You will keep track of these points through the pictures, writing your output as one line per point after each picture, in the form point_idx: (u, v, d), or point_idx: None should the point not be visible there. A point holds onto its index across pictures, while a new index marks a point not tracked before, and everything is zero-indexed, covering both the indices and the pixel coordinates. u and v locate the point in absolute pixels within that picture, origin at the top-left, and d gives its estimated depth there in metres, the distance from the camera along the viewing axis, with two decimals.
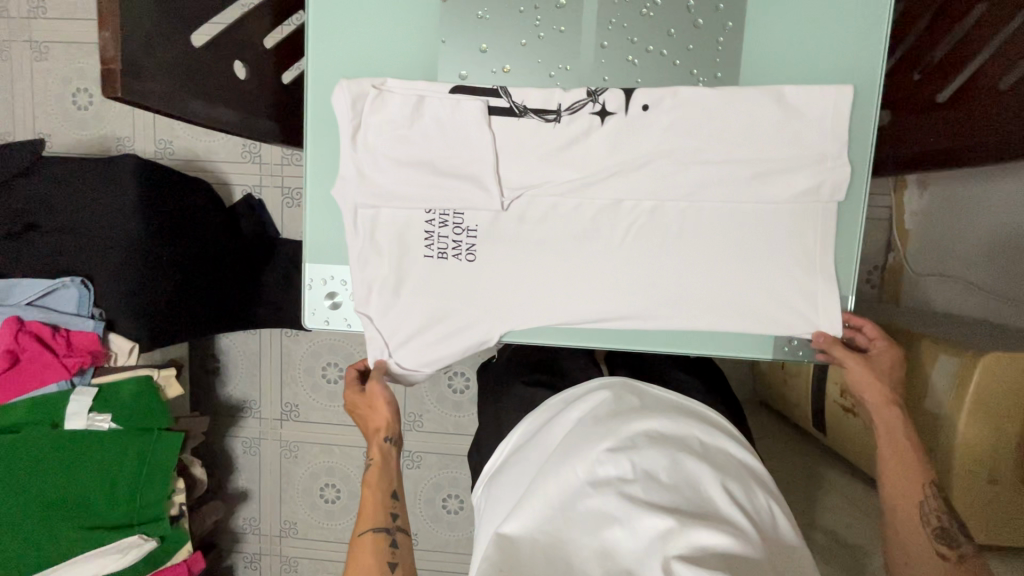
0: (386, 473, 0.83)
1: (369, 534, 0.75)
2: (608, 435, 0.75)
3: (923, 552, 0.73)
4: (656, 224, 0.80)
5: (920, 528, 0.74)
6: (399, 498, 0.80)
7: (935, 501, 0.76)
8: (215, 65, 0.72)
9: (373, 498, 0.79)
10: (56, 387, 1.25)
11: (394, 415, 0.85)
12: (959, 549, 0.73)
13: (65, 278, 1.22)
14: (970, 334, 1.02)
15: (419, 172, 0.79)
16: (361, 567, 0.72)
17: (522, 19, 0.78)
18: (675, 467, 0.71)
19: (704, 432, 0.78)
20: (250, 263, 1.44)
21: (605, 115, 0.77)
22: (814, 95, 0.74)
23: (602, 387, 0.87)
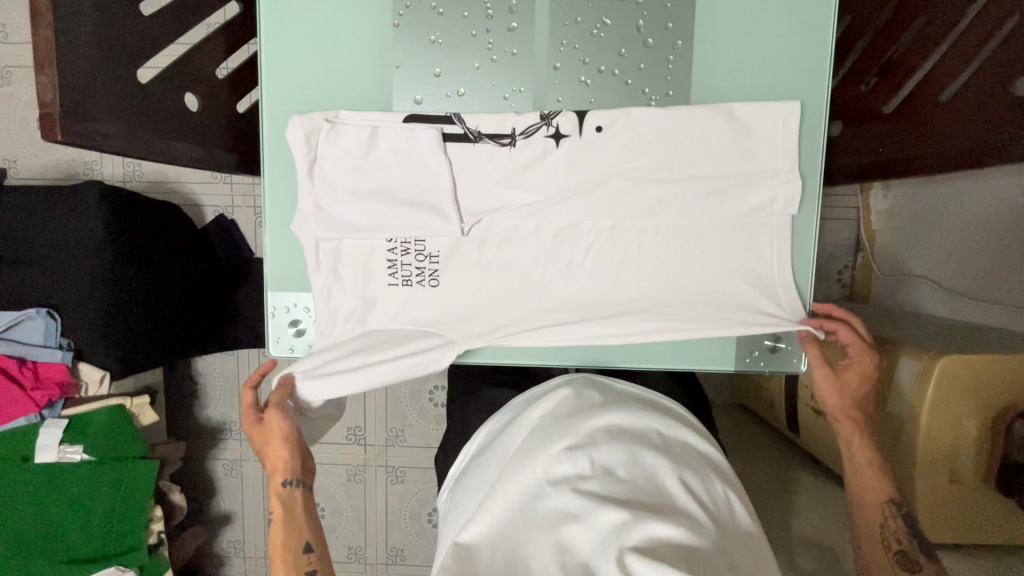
0: (293, 524, 0.77)
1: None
2: (567, 433, 0.76)
3: (885, 566, 0.79)
4: (613, 243, 0.81)
5: (882, 547, 0.80)
6: (313, 549, 0.77)
7: (894, 519, 0.81)
8: (166, 100, 0.71)
9: (283, 566, 0.75)
10: (26, 420, 1.22)
11: (298, 461, 0.79)
12: (920, 569, 0.78)
13: (31, 309, 1.20)
14: (933, 335, 1.02)
15: (378, 200, 0.80)
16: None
17: (475, 42, 0.79)
18: (633, 462, 0.72)
19: (665, 424, 0.79)
20: (222, 286, 1.42)
21: (559, 138, 0.78)
22: (760, 115, 0.76)
23: (563, 383, 0.87)
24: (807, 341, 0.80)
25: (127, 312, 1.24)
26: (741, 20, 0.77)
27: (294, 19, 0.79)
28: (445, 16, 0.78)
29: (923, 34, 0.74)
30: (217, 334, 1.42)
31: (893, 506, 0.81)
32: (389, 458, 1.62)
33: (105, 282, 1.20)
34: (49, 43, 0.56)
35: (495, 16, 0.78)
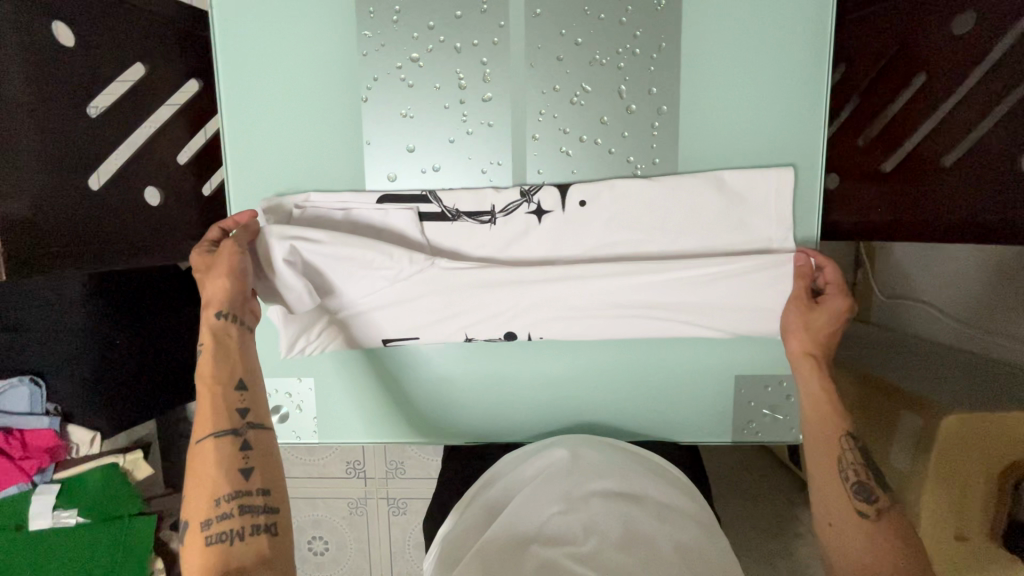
0: (226, 360, 0.65)
1: (211, 442, 0.61)
2: (559, 498, 0.69)
3: (841, 506, 0.67)
4: (607, 314, 0.76)
5: (838, 483, 0.67)
6: (247, 389, 0.65)
7: (851, 453, 0.69)
8: (125, 202, 0.68)
9: (210, 396, 0.63)
10: (17, 488, 1.16)
11: (241, 288, 0.67)
12: (876, 503, 0.66)
13: (13, 377, 1.06)
14: (937, 381, 0.95)
15: (351, 268, 0.75)
16: (203, 479, 0.59)
17: (449, 114, 0.74)
18: (629, 531, 0.65)
19: (660, 485, 0.72)
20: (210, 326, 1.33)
21: (541, 214, 0.75)
22: (750, 184, 0.72)
23: (558, 443, 0.78)
24: (801, 274, 0.71)
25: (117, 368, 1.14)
26: (726, 83, 0.72)
27: (257, 98, 0.75)
28: (416, 88, 0.74)
29: (926, 92, 0.70)
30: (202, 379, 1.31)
31: (850, 440, 0.69)
32: (389, 491, 1.44)
33: (92, 343, 1.09)
34: None
35: (468, 86, 0.74)
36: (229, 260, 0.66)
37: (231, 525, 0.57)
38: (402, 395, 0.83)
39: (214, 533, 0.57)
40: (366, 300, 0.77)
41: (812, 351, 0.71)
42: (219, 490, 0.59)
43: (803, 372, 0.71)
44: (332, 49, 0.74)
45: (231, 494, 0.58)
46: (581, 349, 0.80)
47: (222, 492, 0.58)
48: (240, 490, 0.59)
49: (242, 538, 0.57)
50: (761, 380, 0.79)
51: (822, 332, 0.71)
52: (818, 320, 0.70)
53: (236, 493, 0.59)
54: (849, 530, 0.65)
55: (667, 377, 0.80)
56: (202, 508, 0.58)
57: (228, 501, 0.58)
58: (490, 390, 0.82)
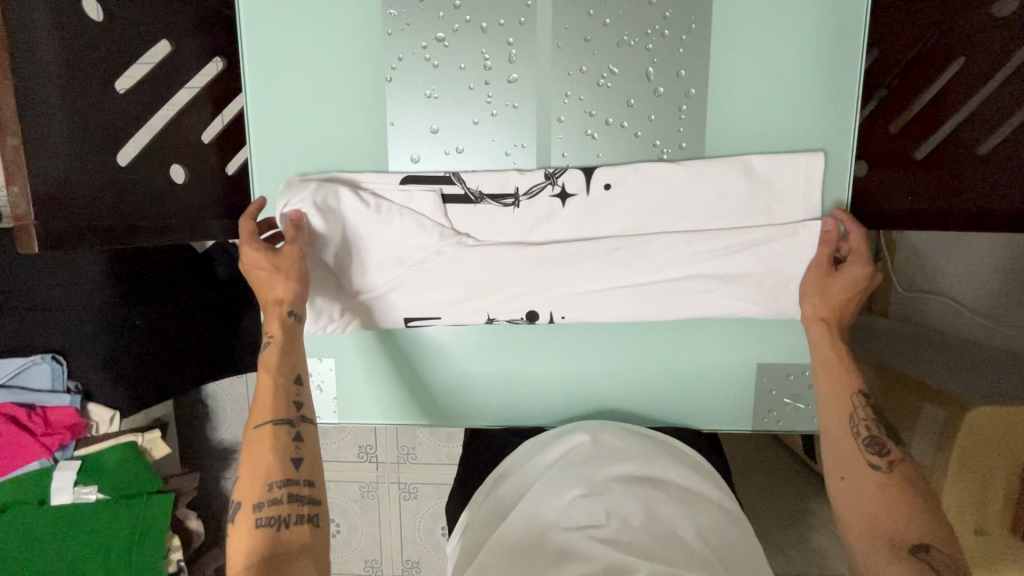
0: (289, 355, 0.68)
1: (268, 429, 0.63)
2: (581, 480, 0.69)
3: (858, 462, 0.65)
4: (627, 299, 0.76)
5: (849, 438, 0.67)
6: (303, 385, 0.68)
7: (865, 410, 0.68)
8: (153, 178, 0.69)
9: (273, 387, 0.65)
10: (38, 465, 1.15)
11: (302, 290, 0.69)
12: (889, 456, 0.65)
13: (37, 355, 1.09)
14: (949, 369, 0.97)
15: (374, 240, 0.75)
16: (257, 464, 0.61)
17: (473, 96, 0.74)
18: (650, 515, 0.65)
19: (682, 470, 0.72)
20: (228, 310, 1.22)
21: (566, 198, 0.74)
22: (778, 170, 0.71)
23: (578, 428, 0.77)
24: (828, 239, 0.70)
25: (132, 352, 1.11)
26: (755, 66, 0.71)
27: (281, 76, 0.74)
28: (440, 69, 0.73)
29: (963, 78, 0.68)
30: (227, 358, 1.23)
31: (863, 399, 0.68)
32: (401, 475, 1.44)
33: (111, 323, 1.09)
34: (17, 151, 0.53)
35: (493, 67, 0.73)
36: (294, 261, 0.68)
37: (281, 512, 0.58)
38: (422, 378, 0.83)
39: (265, 519, 0.58)
40: (390, 275, 0.77)
41: (828, 316, 0.70)
42: (272, 476, 0.60)
43: (815, 337, 0.70)
44: (357, 28, 0.73)
45: (283, 481, 0.60)
46: (602, 334, 0.80)
47: (275, 479, 0.60)
48: (290, 478, 0.61)
49: (289, 527, 0.58)
50: (784, 369, 0.79)
51: (841, 297, 0.69)
52: (837, 288, 0.69)
53: (287, 482, 0.60)
54: (866, 485, 0.64)
55: (688, 364, 0.80)
56: (255, 491, 0.59)
57: (279, 488, 0.59)
58: (509, 374, 0.82)
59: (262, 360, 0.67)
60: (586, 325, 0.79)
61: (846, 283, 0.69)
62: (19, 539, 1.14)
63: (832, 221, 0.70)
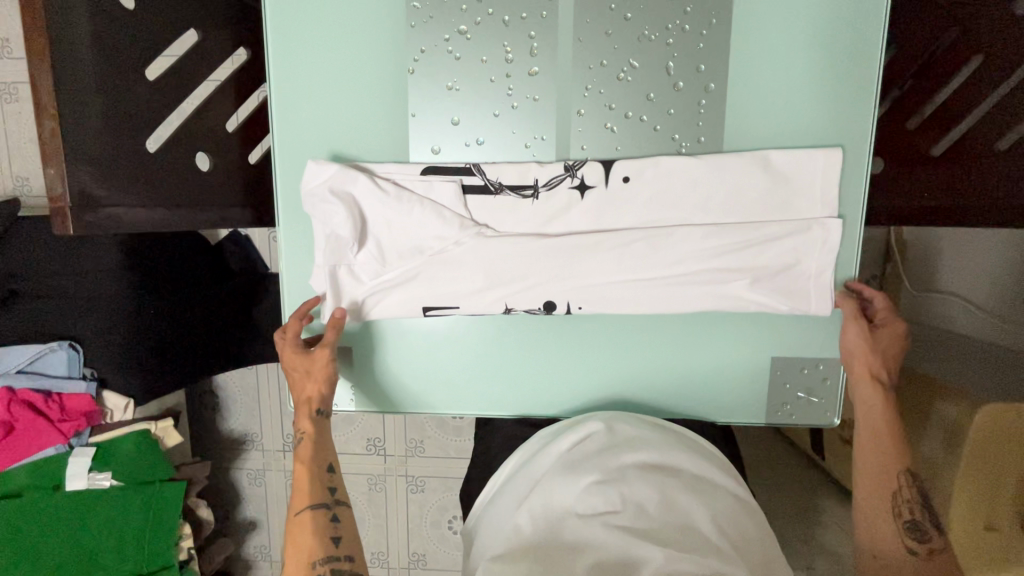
0: (320, 448, 0.78)
1: (308, 515, 0.73)
2: (596, 467, 0.70)
3: (895, 544, 0.70)
4: (644, 290, 0.76)
5: (892, 519, 0.71)
6: (334, 472, 0.78)
7: (910, 491, 0.71)
8: (179, 164, 0.70)
9: (308, 475, 0.75)
10: (54, 450, 1.15)
11: (330, 389, 0.79)
12: (929, 542, 0.70)
13: (53, 342, 1.08)
14: (959, 364, 0.98)
15: (396, 229, 0.76)
16: (301, 546, 0.71)
17: (494, 88, 0.75)
18: (665, 502, 0.67)
19: (695, 457, 0.72)
20: (236, 300, 1.22)
21: (584, 189, 0.75)
22: (795, 165, 0.72)
23: (591, 417, 0.78)
24: (847, 301, 0.74)
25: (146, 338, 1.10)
26: (775, 60, 0.72)
27: (305, 67, 0.75)
28: (462, 61, 0.74)
29: (981, 78, 0.70)
30: (235, 350, 1.23)
31: (909, 478, 0.72)
32: (409, 468, 1.45)
33: (127, 309, 1.09)
34: (54, 133, 0.56)
35: (515, 59, 0.74)
36: (325, 367, 0.78)
37: None
38: (439, 367, 0.84)
39: None
40: (408, 265, 0.78)
41: (875, 373, 0.74)
42: (314, 556, 0.70)
43: (866, 397, 0.74)
44: (381, 20, 0.74)
45: (324, 559, 0.70)
46: (618, 326, 0.80)
47: (317, 558, 0.70)
48: (331, 556, 0.71)
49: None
50: (797, 363, 0.79)
51: (889, 358, 0.74)
52: (884, 342, 0.74)
53: (328, 559, 0.70)
54: (901, 569, 0.69)
55: (702, 356, 0.80)
56: (301, 569, 0.69)
57: (322, 565, 0.69)
58: (524, 364, 0.83)
59: (297, 455, 0.77)
60: (602, 316, 0.80)
61: (885, 343, 0.74)
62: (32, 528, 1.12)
63: (858, 284, 0.75)
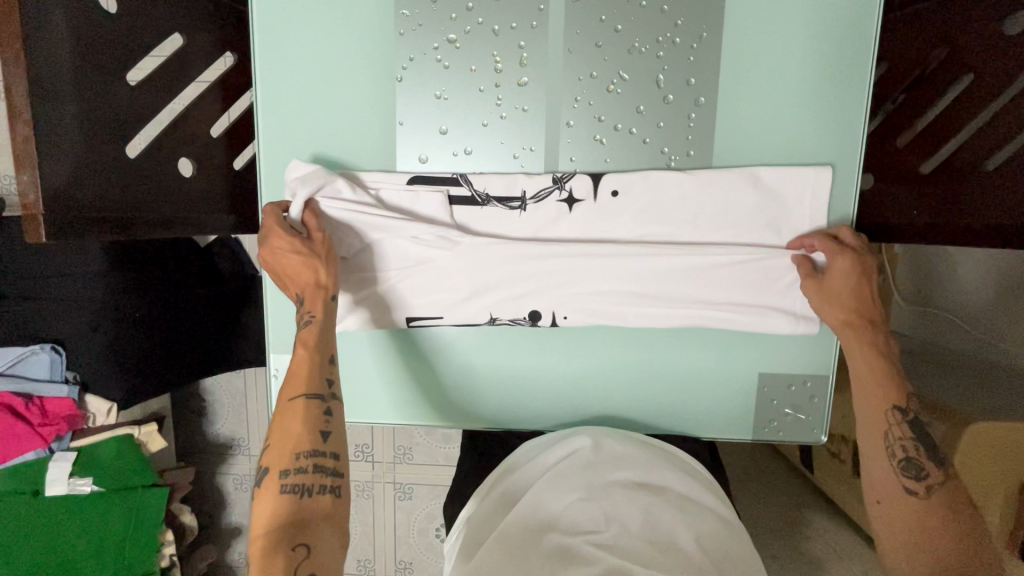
0: (326, 336, 0.69)
1: (301, 402, 0.64)
2: (581, 485, 0.70)
3: (893, 487, 0.67)
4: (631, 303, 0.76)
5: (886, 463, 0.67)
6: (335, 364, 0.70)
7: (901, 428, 0.68)
8: (158, 170, 0.69)
9: (307, 361, 0.67)
10: (34, 455, 1.11)
11: (329, 274, 0.70)
12: (926, 479, 0.66)
13: (34, 346, 1.04)
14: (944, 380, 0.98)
15: (383, 239, 0.75)
16: (287, 433, 0.63)
17: (483, 98, 0.74)
18: (649, 522, 0.66)
19: (680, 478, 0.72)
20: (228, 307, 1.20)
21: (573, 203, 0.74)
22: (785, 183, 0.71)
23: (578, 432, 0.77)
24: (801, 264, 0.71)
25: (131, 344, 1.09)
26: (765, 76, 0.71)
27: (291, 73, 0.75)
28: (451, 70, 0.73)
29: (969, 92, 0.69)
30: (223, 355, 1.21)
31: (899, 414, 0.68)
32: (396, 475, 1.43)
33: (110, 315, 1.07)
34: (27, 140, 0.53)
35: (504, 70, 0.73)
36: (323, 245, 0.70)
37: (306, 481, 0.60)
38: (425, 378, 0.83)
39: (289, 485, 0.60)
40: (389, 273, 0.77)
41: (851, 318, 0.69)
42: (299, 447, 0.62)
43: (846, 341, 0.70)
44: (368, 27, 0.73)
45: (310, 452, 0.62)
46: (606, 339, 0.80)
47: (303, 449, 0.62)
48: (318, 451, 0.63)
49: (312, 494, 0.60)
50: (785, 379, 0.79)
51: (848, 294, 0.69)
52: (837, 285, 0.69)
53: (313, 453, 0.62)
54: (901, 510, 0.66)
55: (690, 371, 0.79)
56: (283, 458, 0.61)
57: (306, 458, 0.61)
58: (511, 377, 0.82)
59: (299, 337, 0.68)
60: (589, 329, 0.79)
61: (845, 282, 0.69)
62: (9, 535, 1.09)
63: (805, 237, 0.71)
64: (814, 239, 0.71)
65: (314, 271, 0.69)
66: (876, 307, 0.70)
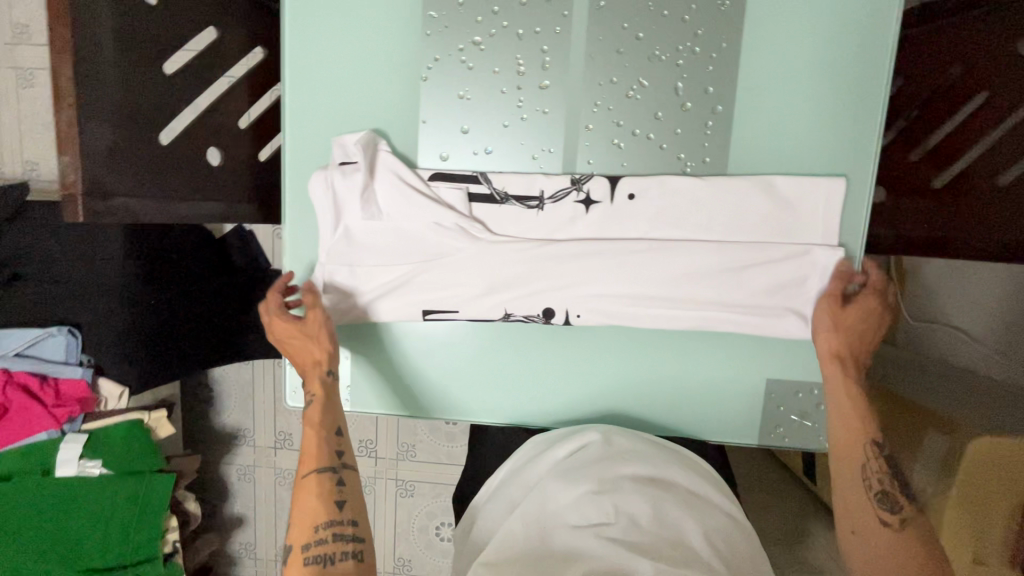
0: (329, 412, 0.76)
1: (313, 479, 0.71)
2: (590, 477, 0.71)
3: (869, 517, 0.70)
4: (644, 306, 0.77)
5: (863, 493, 0.71)
6: (342, 435, 0.76)
7: (878, 462, 0.72)
8: (190, 157, 0.72)
9: (315, 439, 0.74)
10: (46, 435, 1.13)
11: (326, 348, 0.76)
12: (901, 513, 0.70)
13: (52, 328, 1.07)
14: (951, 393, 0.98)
15: (402, 230, 0.77)
16: (305, 510, 0.69)
17: (505, 99, 0.76)
18: (658, 516, 0.67)
19: (688, 477, 0.73)
20: (240, 298, 1.22)
21: (590, 204, 0.76)
22: (799, 193, 0.73)
23: (589, 426, 0.78)
24: (840, 278, 0.72)
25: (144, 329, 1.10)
26: (782, 87, 0.73)
27: (319, 69, 0.77)
28: (475, 71, 0.75)
29: (985, 112, 0.70)
30: (231, 345, 1.22)
31: (875, 449, 0.72)
32: (399, 471, 1.44)
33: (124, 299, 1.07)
34: (71, 123, 0.57)
35: (527, 73, 0.75)
36: (318, 324, 0.75)
37: (327, 550, 0.66)
38: (436, 372, 0.84)
39: (312, 557, 0.66)
40: (408, 266, 0.78)
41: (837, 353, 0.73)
42: (318, 520, 0.68)
43: (832, 378, 0.73)
44: (397, 27, 0.75)
45: (328, 524, 0.68)
46: (616, 340, 0.81)
47: (321, 522, 0.68)
48: (335, 520, 0.68)
49: (334, 561, 0.66)
50: (792, 386, 0.80)
51: (849, 336, 0.73)
52: (845, 321, 0.72)
53: (331, 523, 0.68)
54: (876, 540, 0.69)
55: (698, 375, 0.81)
56: (304, 533, 0.67)
57: (325, 529, 0.67)
58: (520, 374, 0.83)
59: (305, 418, 0.75)
60: (600, 329, 0.80)
61: (856, 320, 0.72)
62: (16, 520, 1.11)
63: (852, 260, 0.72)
64: (875, 268, 0.72)
65: (312, 351, 0.76)
66: (864, 347, 0.74)
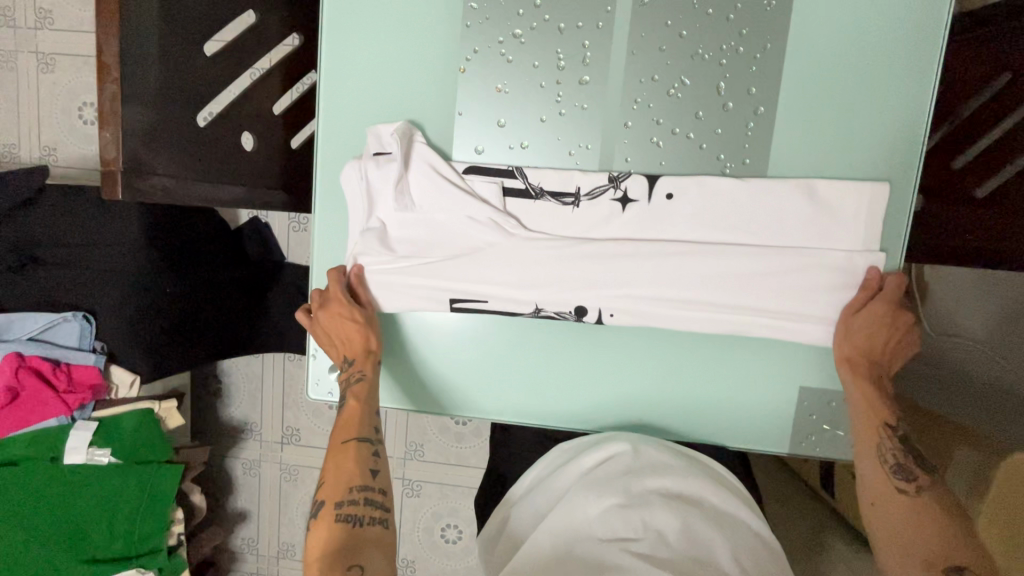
0: (374, 390, 0.76)
1: (353, 444, 0.70)
2: (618, 490, 0.70)
3: (883, 486, 0.71)
4: (678, 308, 0.75)
5: (879, 467, 0.71)
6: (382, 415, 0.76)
7: (891, 439, 0.72)
8: (223, 140, 0.72)
9: (359, 409, 0.73)
10: (55, 421, 1.11)
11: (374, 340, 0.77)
12: (916, 481, 0.70)
13: (67, 312, 1.06)
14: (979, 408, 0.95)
15: (434, 219, 0.76)
16: (341, 470, 0.68)
17: (543, 93, 0.75)
18: (687, 532, 0.65)
19: (719, 493, 0.72)
20: (253, 293, 1.21)
21: (626, 202, 0.75)
22: (841, 197, 0.71)
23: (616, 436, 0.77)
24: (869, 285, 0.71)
25: (157, 321, 1.08)
26: (825, 90, 0.72)
27: (356, 57, 0.76)
28: (514, 64, 0.74)
29: None
30: (244, 339, 1.22)
31: (891, 428, 0.72)
32: (406, 471, 1.42)
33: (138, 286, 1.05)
34: (113, 96, 0.58)
35: (567, 67, 0.74)
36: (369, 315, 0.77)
37: (359, 512, 0.65)
38: (461, 369, 0.83)
39: (342, 515, 0.65)
40: (438, 256, 0.76)
41: (853, 354, 0.72)
42: (353, 481, 0.67)
43: (845, 374, 0.73)
44: (437, 17, 0.74)
45: (361, 486, 0.67)
46: (646, 343, 0.79)
47: (356, 483, 0.67)
48: (368, 485, 0.68)
49: (362, 524, 0.65)
50: (825, 395, 0.78)
51: (867, 334, 0.72)
52: (858, 325, 0.71)
53: (364, 487, 0.67)
54: (894, 509, 0.70)
55: (728, 380, 0.79)
56: (336, 491, 0.67)
57: (359, 491, 0.67)
58: (546, 373, 0.81)
59: (350, 389, 0.75)
60: (630, 331, 0.79)
61: (871, 320, 0.71)
62: (14, 507, 1.06)
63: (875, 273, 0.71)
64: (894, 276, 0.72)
65: (366, 338, 0.76)
66: (886, 346, 0.73)
